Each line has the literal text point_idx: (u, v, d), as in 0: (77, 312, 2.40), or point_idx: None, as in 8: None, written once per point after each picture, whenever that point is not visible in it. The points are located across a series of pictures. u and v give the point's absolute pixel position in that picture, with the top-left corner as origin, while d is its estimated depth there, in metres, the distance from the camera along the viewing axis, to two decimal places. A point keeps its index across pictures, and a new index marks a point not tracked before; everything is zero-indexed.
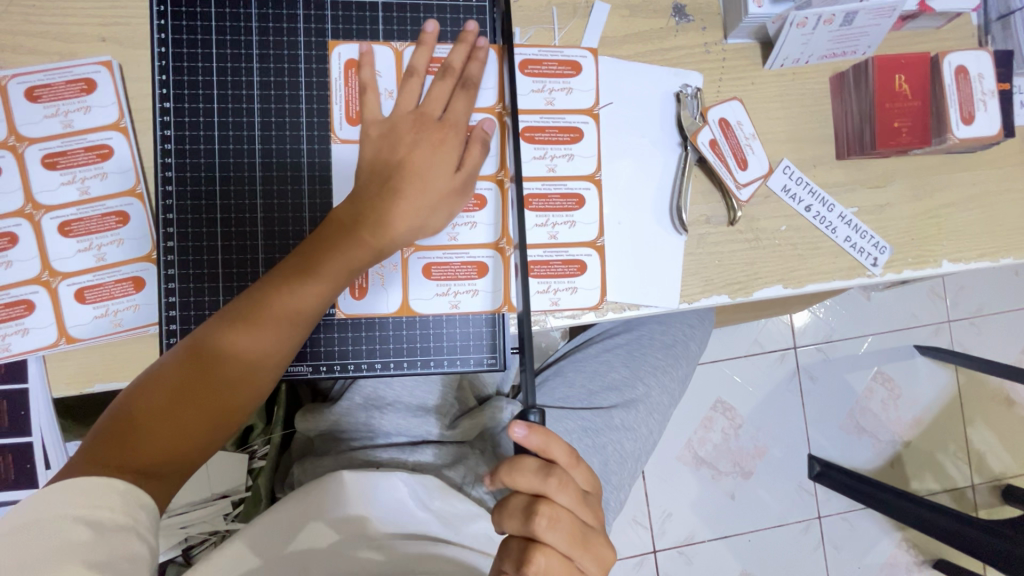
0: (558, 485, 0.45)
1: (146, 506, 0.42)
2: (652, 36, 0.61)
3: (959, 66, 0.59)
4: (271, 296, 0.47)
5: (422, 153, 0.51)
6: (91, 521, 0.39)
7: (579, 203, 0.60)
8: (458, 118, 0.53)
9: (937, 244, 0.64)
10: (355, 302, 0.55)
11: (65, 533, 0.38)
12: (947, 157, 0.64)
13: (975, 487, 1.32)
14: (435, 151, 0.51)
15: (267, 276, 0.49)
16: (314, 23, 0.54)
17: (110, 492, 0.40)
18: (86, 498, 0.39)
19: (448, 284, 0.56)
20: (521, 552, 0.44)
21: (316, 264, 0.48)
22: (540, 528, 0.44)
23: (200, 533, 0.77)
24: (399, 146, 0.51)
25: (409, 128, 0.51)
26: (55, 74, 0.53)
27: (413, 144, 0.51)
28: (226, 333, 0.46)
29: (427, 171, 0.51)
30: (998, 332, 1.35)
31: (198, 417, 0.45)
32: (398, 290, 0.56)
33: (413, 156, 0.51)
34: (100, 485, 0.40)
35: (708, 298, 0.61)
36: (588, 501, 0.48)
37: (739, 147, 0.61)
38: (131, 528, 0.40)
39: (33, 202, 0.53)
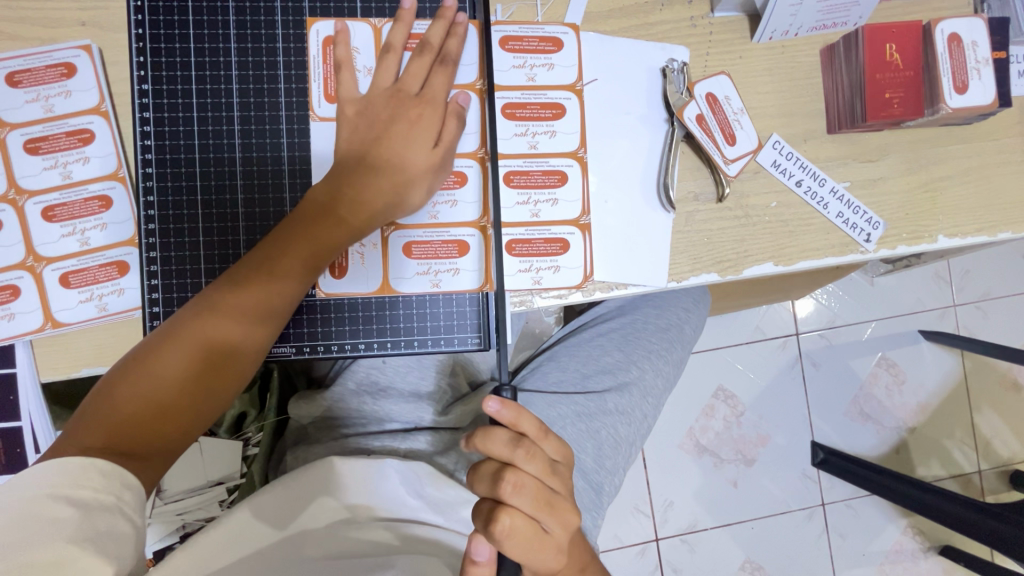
0: (525, 456, 0.45)
1: (130, 486, 0.42)
2: (636, 10, 0.60)
3: (952, 33, 0.57)
4: (251, 280, 0.47)
5: (399, 130, 0.50)
6: (74, 500, 0.39)
7: (562, 180, 0.59)
8: (436, 95, 0.52)
9: (932, 218, 0.63)
10: (336, 281, 0.55)
11: (49, 511, 0.38)
12: (943, 129, 0.63)
13: (981, 473, 1.30)
14: (413, 127, 0.50)
15: (245, 260, 0.48)
16: (291, 2, 0.54)
17: (93, 472, 0.41)
18: (67, 479, 0.40)
19: (429, 264, 0.56)
20: (488, 514, 0.44)
21: (295, 246, 0.48)
22: (506, 494, 0.44)
23: (195, 521, 0.77)
24: (377, 123, 0.51)
25: (386, 106, 0.51)
26: (35, 59, 0.53)
27: (390, 121, 0.50)
28: (205, 316, 0.46)
29: (404, 149, 0.50)
30: (1004, 315, 1.33)
31: (184, 399, 0.46)
32: (380, 268, 0.56)
33: (390, 133, 0.50)
34: (81, 465, 0.40)
35: (698, 277, 0.61)
36: (558, 472, 0.48)
37: (727, 122, 0.60)
38: (114, 506, 0.40)
39: (16, 188, 0.53)
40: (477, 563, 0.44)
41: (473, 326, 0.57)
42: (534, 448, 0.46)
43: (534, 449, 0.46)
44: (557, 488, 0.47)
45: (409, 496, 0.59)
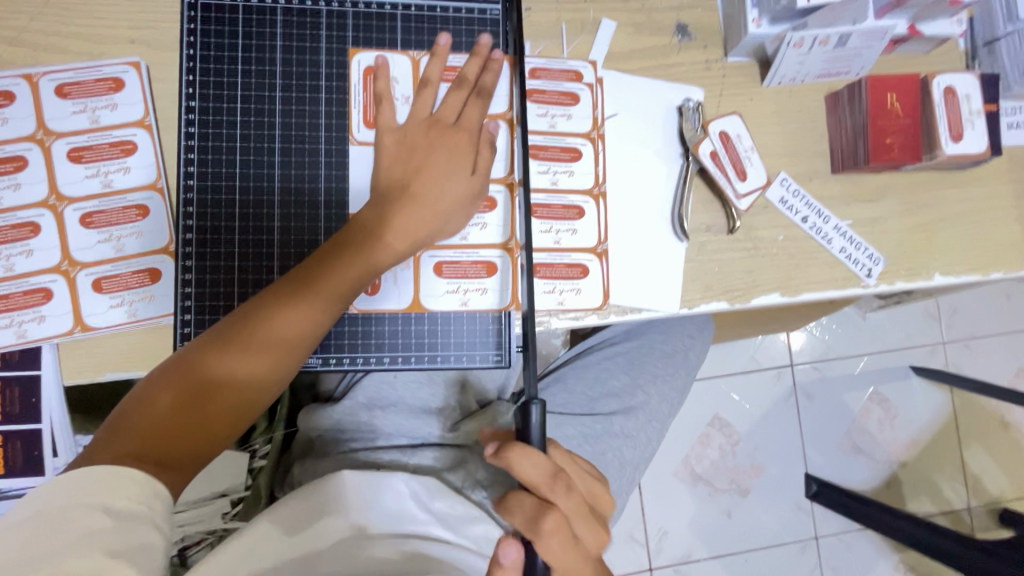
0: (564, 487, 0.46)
1: (160, 495, 0.41)
2: (655, 52, 0.65)
3: (948, 86, 0.61)
4: (288, 300, 0.48)
5: (438, 157, 0.52)
6: (109, 509, 0.39)
7: (579, 215, 0.62)
8: (472, 124, 0.55)
9: (928, 257, 0.66)
10: (369, 297, 0.57)
11: (85, 522, 0.38)
12: (938, 174, 0.67)
13: (972, 510, 1.32)
14: (451, 155, 0.53)
15: (282, 279, 0.49)
16: (336, 31, 0.57)
17: (125, 481, 0.40)
18: (100, 487, 0.39)
19: (458, 282, 0.58)
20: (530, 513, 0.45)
21: (334, 268, 0.49)
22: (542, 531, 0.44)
23: (196, 533, 0.76)
24: (416, 151, 0.53)
25: (424, 135, 0.53)
26: (85, 73, 0.56)
27: (429, 148, 0.53)
28: (244, 332, 0.47)
29: (444, 179, 0.52)
30: (991, 353, 1.37)
31: (218, 412, 0.46)
32: (411, 286, 0.58)
33: (430, 164, 0.52)
34: (112, 475, 0.40)
35: (708, 304, 0.63)
36: (592, 522, 0.47)
37: (738, 159, 0.64)
38: (146, 517, 0.40)
39: (57, 194, 0.54)
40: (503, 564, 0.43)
41: (499, 342, 0.59)
42: (558, 516, 0.45)
43: (559, 523, 0.45)
44: (601, 532, 0.48)
45: (418, 510, 0.59)
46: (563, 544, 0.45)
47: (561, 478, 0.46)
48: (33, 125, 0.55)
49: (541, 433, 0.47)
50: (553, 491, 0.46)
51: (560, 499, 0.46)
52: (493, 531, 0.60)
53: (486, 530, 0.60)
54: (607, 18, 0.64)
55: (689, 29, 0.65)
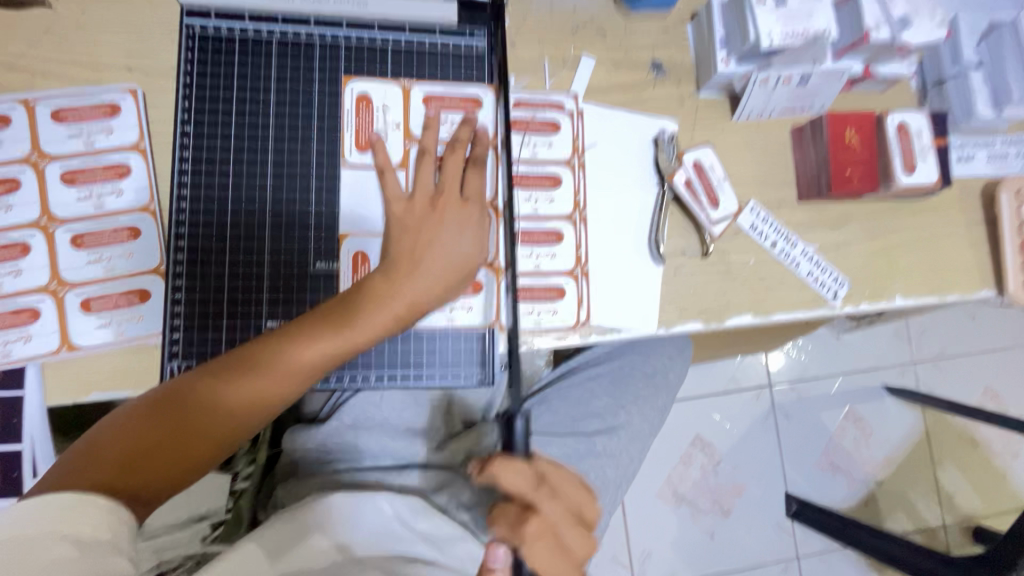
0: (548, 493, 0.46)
1: (126, 522, 0.42)
2: (633, 87, 0.69)
3: (900, 123, 0.66)
4: (301, 340, 0.49)
5: (445, 232, 0.55)
6: (75, 540, 0.38)
7: (558, 240, 0.65)
8: (474, 196, 0.57)
9: (889, 280, 0.71)
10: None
11: (49, 552, 0.37)
12: (896, 203, 0.72)
13: (946, 528, 1.35)
14: (459, 229, 0.55)
15: (303, 316, 0.50)
16: (329, 62, 0.59)
17: (90, 507, 0.40)
18: (71, 517, 0.39)
19: None
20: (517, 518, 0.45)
21: (347, 314, 0.50)
22: (528, 536, 0.44)
23: (172, 561, 0.72)
24: (427, 224, 0.55)
25: (433, 208, 0.56)
26: (82, 99, 0.57)
27: (440, 221, 0.55)
28: (241, 371, 0.48)
29: (451, 246, 0.55)
30: (958, 373, 1.42)
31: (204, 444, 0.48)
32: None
33: (439, 235, 0.54)
34: (76, 502, 0.40)
35: (685, 324, 0.66)
36: (581, 531, 0.47)
37: (711, 186, 0.67)
38: (111, 544, 0.40)
39: (49, 215, 0.55)
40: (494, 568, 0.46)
41: (485, 360, 0.61)
42: (540, 523, 0.45)
43: (541, 529, 0.45)
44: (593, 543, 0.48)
45: (403, 530, 0.60)
46: (548, 552, 0.45)
47: (543, 483, 0.47)
48: (27, 148, 0.56)
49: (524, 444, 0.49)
50: (535, 497, 0.46)
51: (545, 504, 0.46)
52: (476, 550, 0.62)
53: (470, 550, 0.62)
54: (587, 54, 0.68)
55: (663, 66, 0.69)
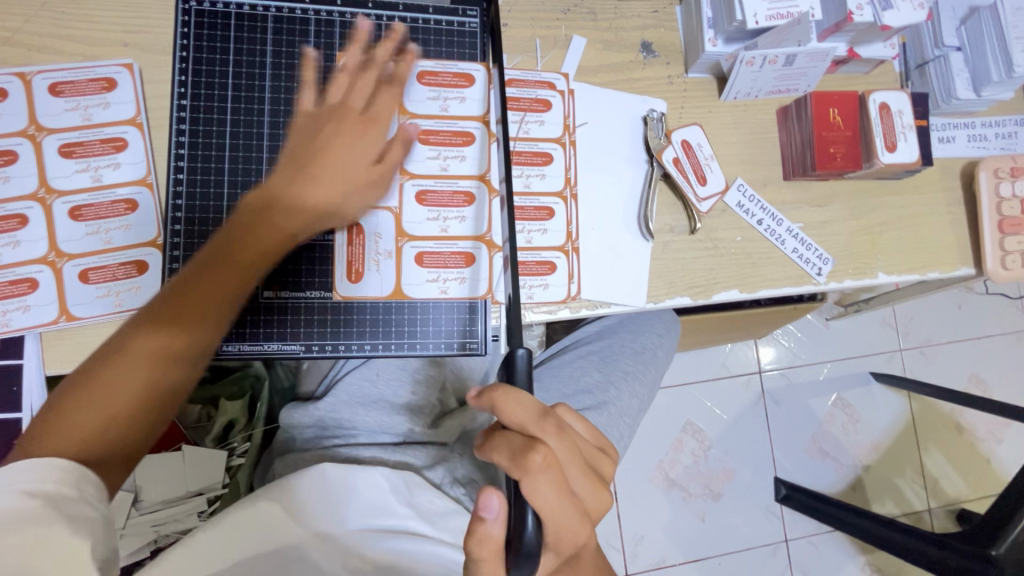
0: (553, 428, 0.44)
1: (91, 481, 0.42)
2: (622, 67, 0.70)
3: (882, 102, 0.68)
4: (212, 270, 0.50)
5: (341, 142, 0.54)
6: (38, 493, 0.39)
7: (550, 215, 0.66)
8: (382, 111, 0.56)
9: (872, 258, 0.73)
10: (350, 285, 0.60)
11: (14, 504, 0.38)
12: (879, 182, 0.73)
13: (931, 511, 1.38)
14: (356, 140, 0.54)
15: (224, 239, 0.51)
16: (324, 37, 0.60)
17: (52, 470, 0.41)
18: (35, 477, 0.40)
19: (437, 272, 0.62)
20: (521, 448, 0.43)
21: (248, 240, 0.51)
22: (536, 466, 0.42)
23: (171, 532, 0.78)
24: (320, 135, 0.54)
25: (329, 119, 0.54)
26: (79, 73, 0.58)
27: (334, 133, 0.54)
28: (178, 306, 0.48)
29: (345, 156, 0.54)
30: (942, 358, 1.45)
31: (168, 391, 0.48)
32: (394, 275, 0.61)
33: (333, 147, 0.53)
34: (36, 464, 0.40)
35: (673, 299, 0.68)
36: (587, 475, 0.45)
37: (699, 165, 0.69)
38: (81, 499, 0.41)
39: (47, 187, 0.56)
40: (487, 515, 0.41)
41: (477, 332, 0.62)
42: (548, 453, 0.43)
43: (550, 461, 0.42)
44: (596, 492, 0.46)
45: (398, 504, 0.60)
46: (554, 487, 0.42)
47: (550, 418, 0.45)
48: (24, 121, 0.56)
49: (526, 380, 0.46)
50: (540, 429, 0.44)
51: (549, 438, 0.44)
52: None
53: (465, 523, 0.61)
54: (578, 34, 0.69)
55: (653, 47, 0.71)
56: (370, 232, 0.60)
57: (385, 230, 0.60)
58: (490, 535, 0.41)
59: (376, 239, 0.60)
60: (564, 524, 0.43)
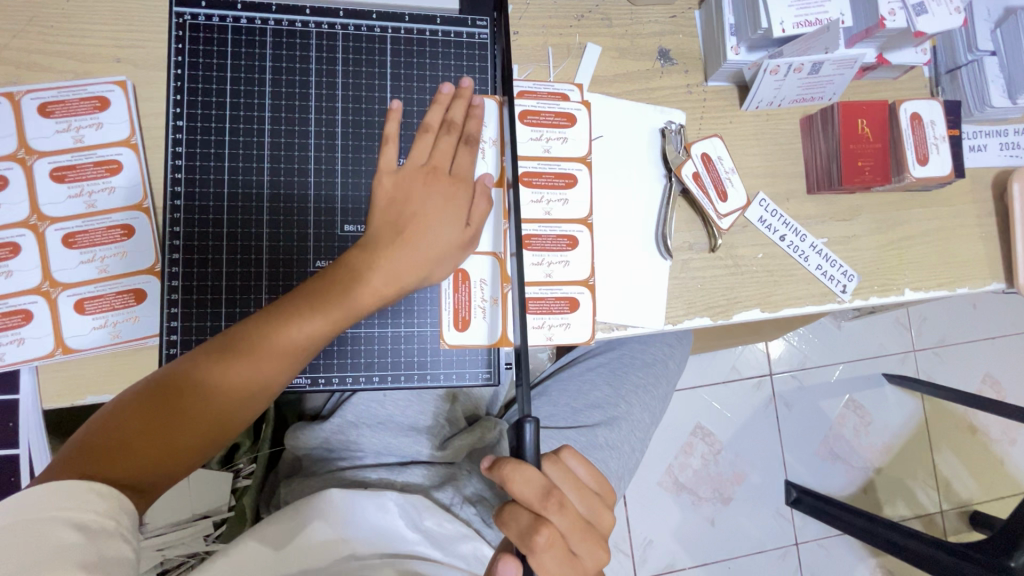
0: (557, 506, 0.45)
1: (129, 510, 0.41)
2: (640, 76, 0.67)
3: (914, 112, 0.65)
4: (272, 329, 0.47)
5: (433, 207, 0.53)
6: (80, 525, 0.38)
7: (571, 245, 0.62)
8: (465, 173, 0.55)
9: (899, 273, 0.69)
10: (458, 333, 0.59)
11: (55, 535, 0.37)
12: (907, 194, 0.70)
13: (944, 514, 1.36)
14: (447, 205, 0.53)
15: (294, 296, 0.49)
16: (326, 53, 0.57)
17: (94, 495, 0.40)
18: (73, 501, 0.39)
19: (543, 318, 0.62)
20: (527, 528, 0.45)
21: (319, 301, 0.48)
22: (539, 547, 0.44)
23: (176, 557, 0.74)
24: (411, 199, 0.53)
25: (420, 181, 0.54)
26: (69, 92, 0.55)
27: (425, 196, 0.53)
28: (231, 356, 0.46)
29: (437, 226, 0.53)
30: (959, 362, 1.42)
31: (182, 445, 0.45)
32: (498, 323, 0.59)
33: (423, 210, 0.53)
34: (82, 488, 0.40)
35: (691, 320, 0.65)
36: (591, 537, 0.47)
37: (720, 179, 0.65)
38: (116, 531, 0.40)
39: (38, 214, 0.53)
40: None
41: (488, 360, 0.60)
42: (552, 533, 0.44)
43: (552, 540, 0.44)
44: (598, 549, 0.47)
45: (407, 529, 0.58)
46: (558, 562, 0.44)
47: (554, 495, 0.45)
48: (13, 144, 0.54)
49: (537, 452, 0.44)
50: (545, 508, 0.45)
51: (554, 515, 0.45)
52: (483, 549, 0.59)
53: (476, 549, 0.59)
54: (593, 42, 0.66)
55: (671, 55, 0.67)
56: (474, 279, 0.59)
57: (488, 276, 0.59)
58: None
59: (481, 285, 0.59)
60: None
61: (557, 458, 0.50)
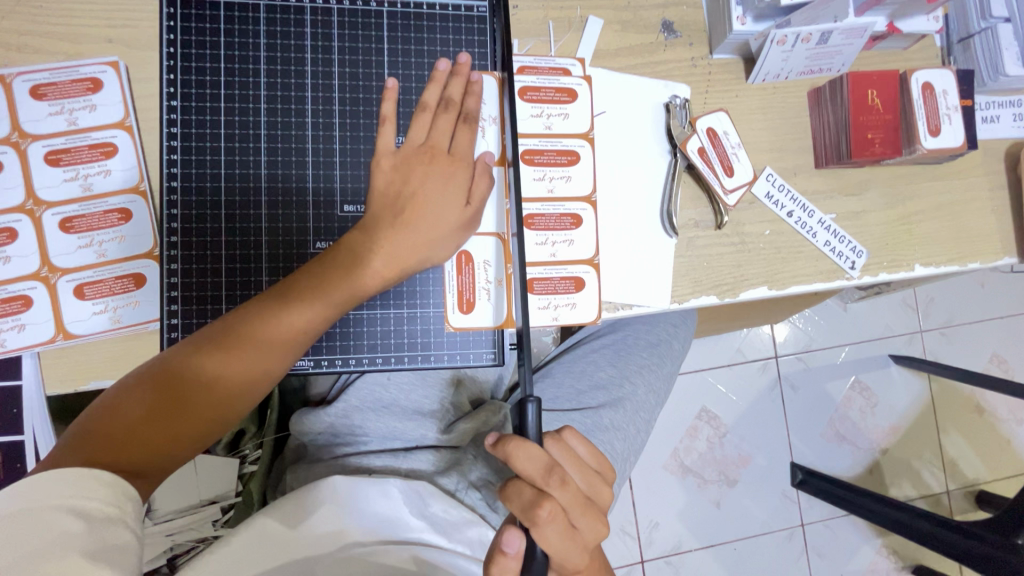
0: (559, 482, 0.45)
1: (131, 497, 0.41)
2: (643, 49, 0.65)
3: (925, 82, 0.63)
4: (271, 313, 0.47)
5: (433, 186, 0.52)
6: (81, 512, 0.38)
7: (576, 223, 0.61)
8: (464, 151, 0.54)
9: (909, 248, 0.68)
10: (463, 315, 0.58)
11: (56, 523, 0.37)
12: (917, 168, 0.69)
13: (950, 493, 1.36)
14: (447, 184, 0.53)
15: (290, 281, 0.48)
16: (321, 29, 0.56)
17: (96, 482, 0.40)
18: (74, 489, 0.39)
19: (548, 298, 0.61)
20: (529, 503, 0.45)
21: (317, 284, 0.48)
22: (541, 521, 0.44)
23: (186, 542, 0.75)
24: (410, 178, 0.52)
25: (419, 160, 0.53)
26: (61, 73, 0.54)
27: (424, 174, 0.52)
28: (230, 342, 0.46)
29: (437, 206, 0.52)
30: (967, 341, 1.41)
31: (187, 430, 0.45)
32: (503, 305, 0.58)
33: (422, 189, 0.52)
34: (84, 477, 0.40)
35: (697, 299, 0.64)
36: (592, 513, 0.47)
37: (725, 155, 0.64)
38: (118, 519, 0.40)
39: (34, 198, 0.53)
40: (506, 554, 0.44)
41: (493, 341, 0.59)
42: (554, 507, 0.44)
43: (554, 514, 0.44)
44: (598, 522, 0.47)
45: (412, 516, 0.57)
46: (559, 535, 0.44)
47: (556, 471, 0.45)
48: (6, 128, 0.53)
49: (539, 431, 0.46)
50: (547, 484, 0.45)
51: (555, 491, 0.45)
52: (489, 534, 0.59)
53: (482, 534, 0.58)
54: (595, 15, 0.64)
55: (675, 27, 0.65)
56: (477, 260, 0.58)
57: (492, 258, 0.58)
58: (508, 569, 0.44)
59: (485, 267, 0.58)
60: (569, 559, 0.45)
61: (559, 437, 0.49)
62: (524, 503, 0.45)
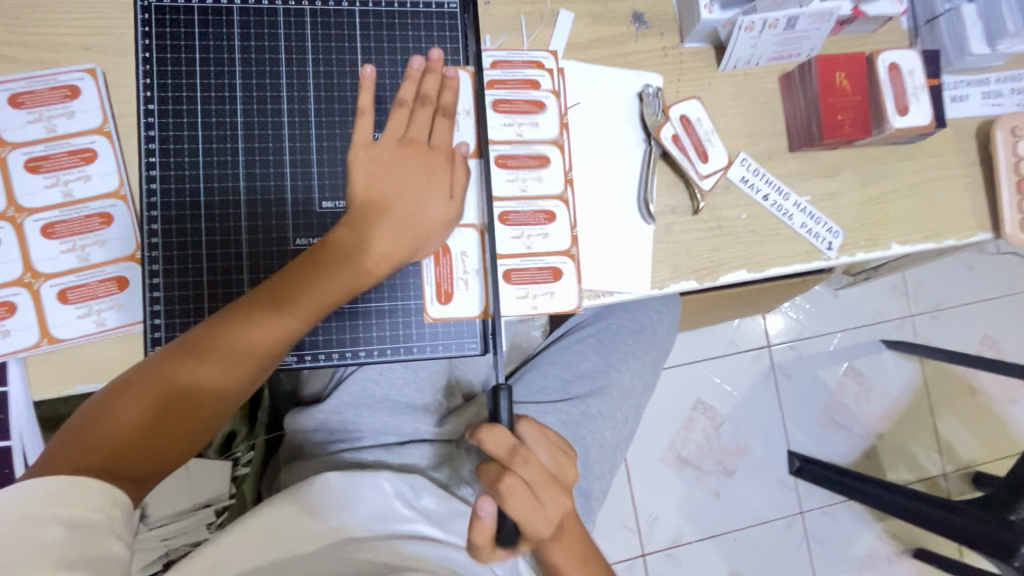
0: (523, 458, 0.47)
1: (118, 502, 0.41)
2: (614, 41, 0.66)
3: (892, 63, 0.65)
4: (258, 314, 0.47)
5: (414, 180, 0.53)
6: (64, 520, 0.38)
7: (550, 218, 0.62)
8: (442, 145, 0.55)
9: (884, 227, 0.69)
10: (442, 306, 0.59)
11: (40, 534, 0.37)
12: (889, 148, 0.70)
13: (946, 475, 1.37)
14: (427, 179, 0.54)
15: (276, 282, 0.49)
16: (295, 30, 0.57)
17: (84, 490, 0.40)
18: (60, 497, 0.39)
19: (526, 288, 0.62)
20: (495, 478, 0.47)
21: (303, 285, 0.49)
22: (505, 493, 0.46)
23: (180, 546, 0.74)
24: (390, 174, 0.53)
25: (398, 155, 0.54)
26: (39, 82, 0.55)
27: (404, 170, 0.53)
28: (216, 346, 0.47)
29: (418, 201, 0.53)
30: (956, 323, 1.42)
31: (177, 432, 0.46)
32: (482, 294, 0.59)
33: (404, 184, 0.53)
34: (69, 485, 0.40)
35: (678, 283, 0.65)
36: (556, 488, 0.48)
37: (699, 141, 0.65)
38: (104, 525, 0.40)
39: (16, 206, 0.53)
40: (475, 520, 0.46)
41: (476, 331, 0.60)
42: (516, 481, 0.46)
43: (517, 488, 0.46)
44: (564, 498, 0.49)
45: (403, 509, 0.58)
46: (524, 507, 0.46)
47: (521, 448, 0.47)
48: None
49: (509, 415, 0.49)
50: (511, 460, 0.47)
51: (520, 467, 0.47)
52: None
53: None
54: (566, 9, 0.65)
55: (645, 18, 0.67)
56: (454, 253, 0.58)
57: (471, 250, 0.59)
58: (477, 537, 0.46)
59: (463, 258, 0.58)
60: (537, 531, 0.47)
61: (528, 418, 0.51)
62: (490, 479, 0.47)
